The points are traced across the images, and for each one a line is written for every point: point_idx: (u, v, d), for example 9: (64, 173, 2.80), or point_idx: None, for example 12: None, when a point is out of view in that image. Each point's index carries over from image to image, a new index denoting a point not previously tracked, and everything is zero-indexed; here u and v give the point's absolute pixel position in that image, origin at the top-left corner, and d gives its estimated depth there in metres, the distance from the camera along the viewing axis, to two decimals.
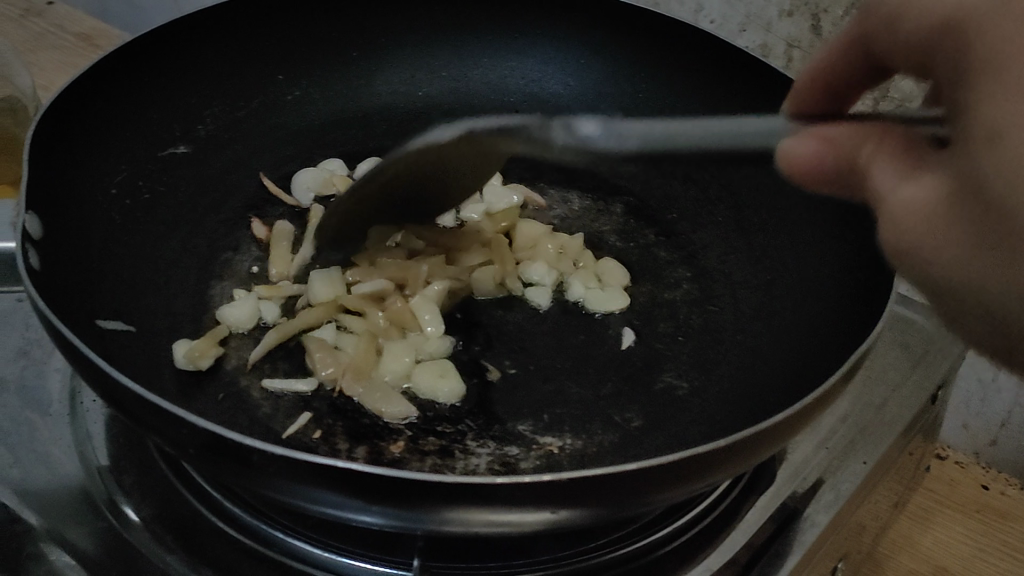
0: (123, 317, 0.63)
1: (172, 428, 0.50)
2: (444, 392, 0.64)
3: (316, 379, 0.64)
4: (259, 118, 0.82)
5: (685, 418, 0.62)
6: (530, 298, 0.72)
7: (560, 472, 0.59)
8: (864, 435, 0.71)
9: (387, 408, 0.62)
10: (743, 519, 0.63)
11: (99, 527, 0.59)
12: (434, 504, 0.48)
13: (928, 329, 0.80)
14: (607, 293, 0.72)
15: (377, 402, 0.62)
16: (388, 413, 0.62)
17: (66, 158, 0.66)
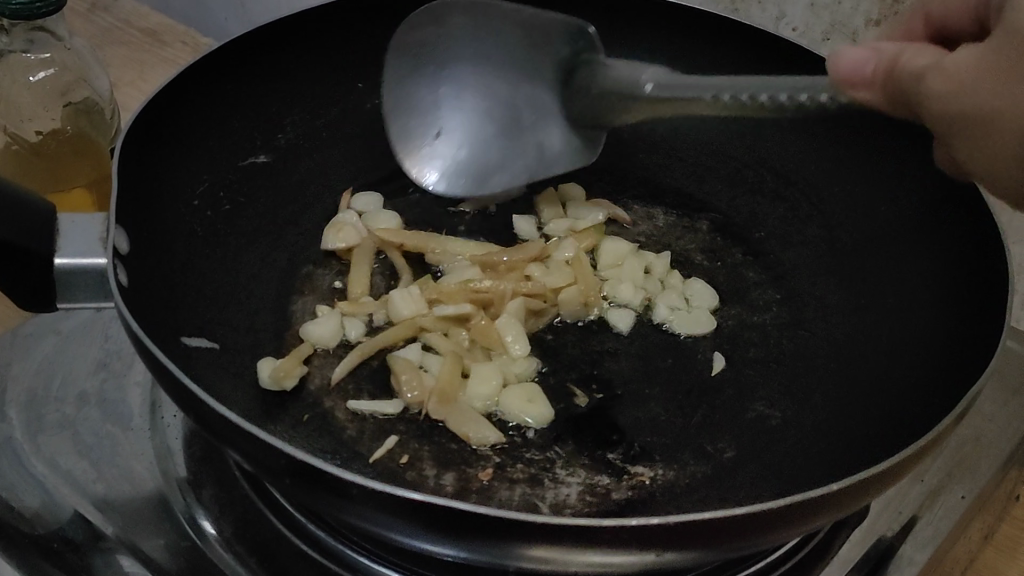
0: (207, 333, 0.63)
1: (265, 456, 0.49)
2: (532, 416, 0.63)
3: (403, 401, 0.63)
4: (337, 127, 0.81)
5: (780, 449, 0.61)
6: (614, 321, 0.71)
7: (653, 505, 0.57)
8: (960, 467, 0.69)
9: (477, 434, 0.61)
10: (837, 556, 0.62)
11: (182, 547, 0.58)
12: (534, 544, 0.47)
13: (1023, 356, 0.78)
14: (695, 315, 0.70)
15: (465, 426, 0.61)
16: (476, 439, 0.60)
17: (151, 169, 0.66)
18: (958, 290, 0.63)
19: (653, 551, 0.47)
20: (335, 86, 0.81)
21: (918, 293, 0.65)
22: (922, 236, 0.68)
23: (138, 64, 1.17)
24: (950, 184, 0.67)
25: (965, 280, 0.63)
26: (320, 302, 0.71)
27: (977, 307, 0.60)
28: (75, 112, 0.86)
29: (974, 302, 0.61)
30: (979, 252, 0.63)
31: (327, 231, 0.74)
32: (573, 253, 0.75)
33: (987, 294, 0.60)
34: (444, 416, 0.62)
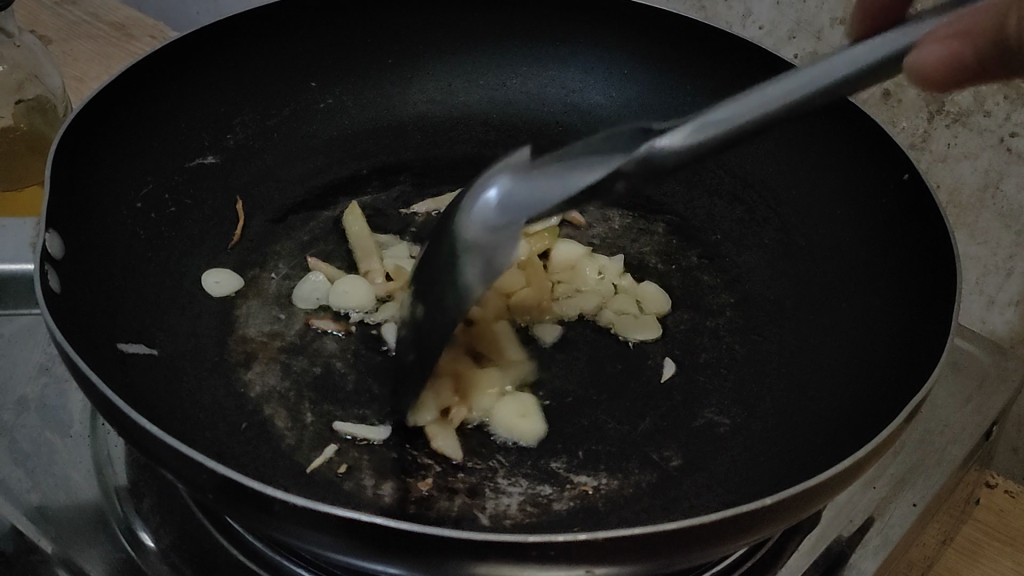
0: (145, 339, 0.62)
1: (189, 471, 0.48)
2: (523, 431, 0.61)
3: (388, 423, 0.61)
4: (290, 127, 0.81)
5: (726, 458, 0.60)
6: (542, 333, 0.69)
7: (594, 516, 0.56)
8: (914, 473, 0.68)
9: (447, 446, 0.60)
10: (786, 565, 0.60)
11: (116, 558, 0.57)
12: (463, 560, 0.46)
13: (981, 360, 0.77)
14: (641, 320, 0.70)
15: (436, 438, 0.60)
16: (447, 451, 0.59)
17: (89, 171, 0.64)
18: (909, 296, 0.62)
19: (584, 568, 0.46)
20: (286, 87, 0.81)
21: (868, 297, 0.65)
22: (877, 240, 0.68)
23: (103, 58, 1.14)
24: (904, 188, 0.67)
25: (917, 288, 0.62)
26: (264, 305, 0.69)
27: (928, 315, 0.59)
28: (29, 108, 0.83)
29: (925, 309, 0.60)
30: (929, 258, 0.62)
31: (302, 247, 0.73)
32: (525, 256, 0.75)
33: (936, 302, 0.59)
34: (436, 434, 0.60)
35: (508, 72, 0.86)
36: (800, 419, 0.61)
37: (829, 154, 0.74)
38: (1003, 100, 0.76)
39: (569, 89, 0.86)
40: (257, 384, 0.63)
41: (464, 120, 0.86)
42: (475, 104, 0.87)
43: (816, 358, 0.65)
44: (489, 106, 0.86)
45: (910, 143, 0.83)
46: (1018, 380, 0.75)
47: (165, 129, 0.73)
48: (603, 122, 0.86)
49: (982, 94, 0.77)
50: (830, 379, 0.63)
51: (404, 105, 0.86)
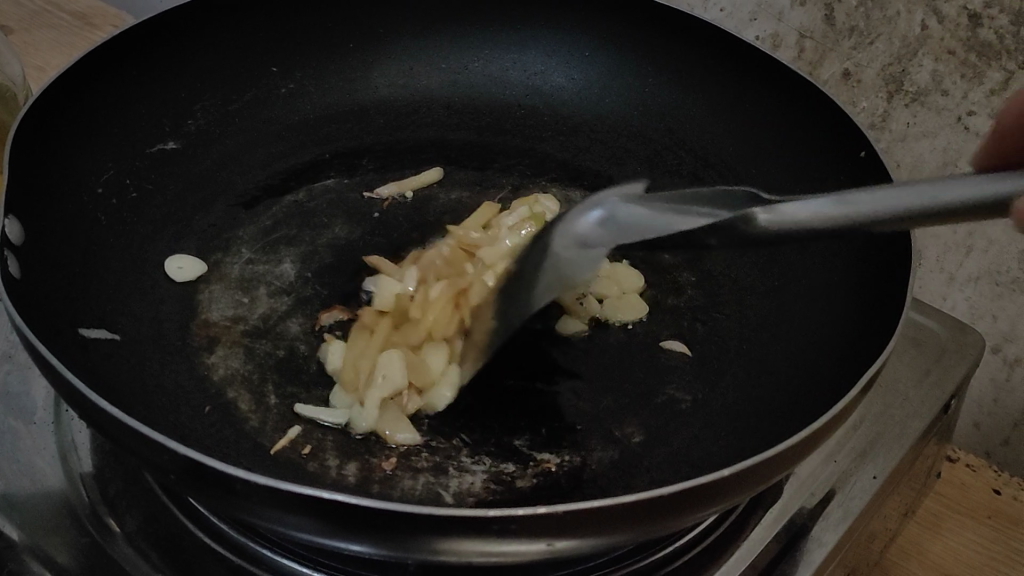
0: (107, 324, 0.62)
1: (153, 454, 0.48)
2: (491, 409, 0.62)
3: (340, 412, 0.61)
4: (252, 112, 0.81)
5: (688, 433, 0.60)
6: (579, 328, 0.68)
7: (558, 491, 0.57)
8: (875, 447, 0.69)
9: (402, 433, 0.59)
10: (749, 537, 0.61)
11: (82, 543, 0.57)
12: (426, 536, 0.46)
13: (939, 335, 0.78)
14: (628, 302, 0.70)
15: (399, 425, 0.60)
16: (402, 439, 0.59)
17: (48, 157, 0.64)
18: (866, 270, 0.63)
19: (545, 542, 0.47)
20: (248, 73, 0.81)
21: (826, 272, 0.66)
22: None
23: (66, 48, 1.13)
24: (861, 165, 0.67)
25: (874, 264, 0.63)
26: (228, 290, 0.69)
27: (884, 290, 0.60)
28: None
29: (883, 282, 0.61)
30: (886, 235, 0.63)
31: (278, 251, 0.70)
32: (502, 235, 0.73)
33: (892, 277, 0.60)
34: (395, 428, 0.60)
35: (470, 56, 0.87)
36: (759, 394, 0.62)
37: (790, 133, 0.75)
38: (960, 78, 0.77)
39: (531, 72, 0.87)
40: (220, 365, 0.63)
41: (426, 104, 0.86)
42: (436, 87, 0.87)
43: (777, 334, 0.66)
44: (451, 89, 0.87)
45: (870, 123, 0.84)
46: (974, 354, 0.77)
47: (126, 115, 0.73)
48: (565, 105, 0.86)
49: (939, 72, 0.78)
50: (789, 354, 0.63)
51: (366, 89, 0.86)
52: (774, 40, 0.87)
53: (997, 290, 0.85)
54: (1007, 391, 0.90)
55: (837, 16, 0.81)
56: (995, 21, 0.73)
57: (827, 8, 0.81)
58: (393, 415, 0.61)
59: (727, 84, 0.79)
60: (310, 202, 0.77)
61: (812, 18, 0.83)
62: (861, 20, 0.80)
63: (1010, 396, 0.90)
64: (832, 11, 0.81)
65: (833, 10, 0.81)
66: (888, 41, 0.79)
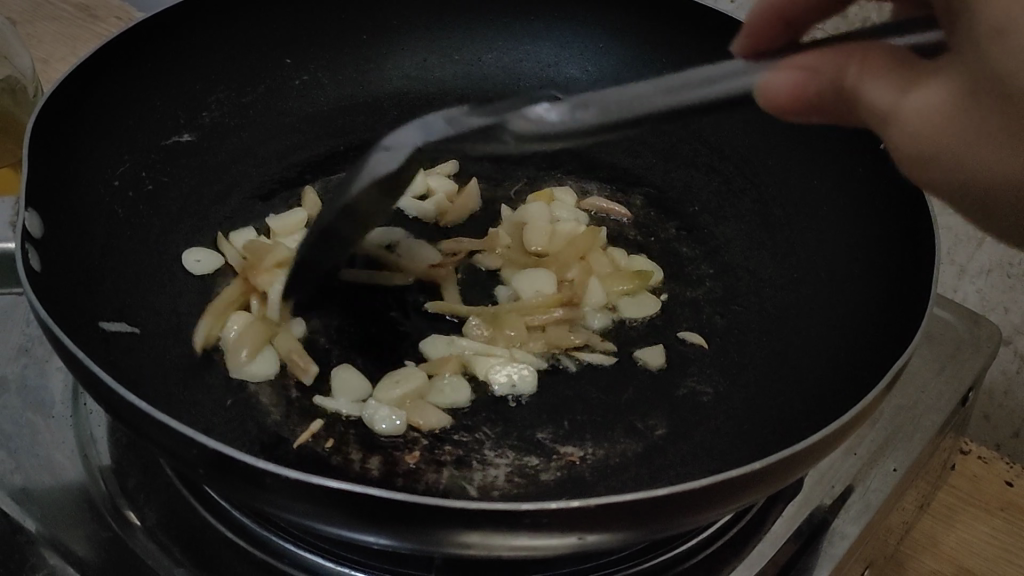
0: (127, 318, 0.61)
1: (180, 447, 0.48)
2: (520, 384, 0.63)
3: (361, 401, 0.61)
4: (265, 104, 0.81)
5: (710, 426, 0.60)
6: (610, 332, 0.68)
7: (582, 485, 0.57)
8: (893, 439, 0.69)
9: (425, 421, 0.60)
10: (770, 531, 0.61)
11: (103, 536, 0.57)
12: (454, 529, 0.46)
13: (955, 327, 0.78)
14: (640, 299, 0.70)
15: (424, 412, 0.60)
16: (426, 426, 0.59)
17: (65, 149, 0.64)
18: (887, 263, 0.63)
19: (576, 535, 0.47)
20: (261, 64, 0.81)
21: (847, 265, 0.66)
22: (854, 208, 0.68)
23: (71, 40, 1.12)
24: (881, 157, 0.67)
25: (897, 256, 0.63)
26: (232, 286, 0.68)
27: (906, 284, 0.60)
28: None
29: (906, 275, 0.61)
30: (906, 228, 0.63)
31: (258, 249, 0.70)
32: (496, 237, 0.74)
33: (915, 269, 0.60)
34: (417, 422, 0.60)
35: (484, 47, 0.86)
36: (780, 387, 0.62)
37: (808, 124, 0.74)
38: None
39: (545, 64, 0.86)
40: (241, 350, 0.62)
41: (440, 96, 0.86)
42: (450, 78, 0.86)
43: (797, 326, 0.66)
44: (464, 80, 0.86)
45: None
46: (990, 347, 0.77)
47: (141, 107, 0.72)
48: (579, 97, 0.86)
49: None
50: (811, 347, 0.63)
51: (379, 81, 0.85)
52: None
53: (1010, 281, 0.85)
54: (1018, 383, 0.90)
55: None
56: None
57: None
58: (414, 406, 0.61)
59: None
60: (326, 194, 0.77)
61: None
62: None
63: (1021, 387, 0.90)
64: None
65: None
66: None
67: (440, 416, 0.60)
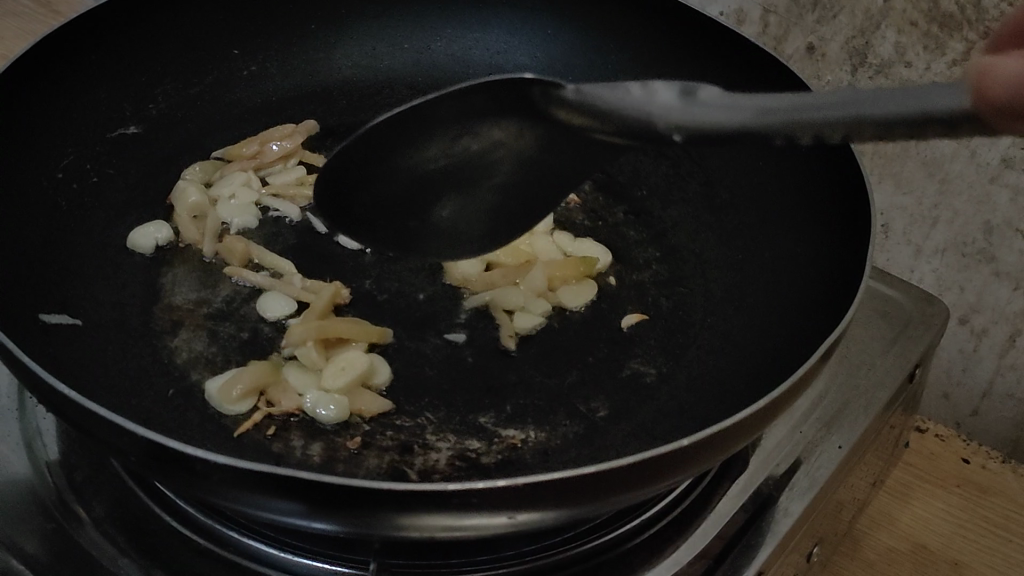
0: (69, 310, 0.62)
1: (114, 436, 0.48)
2: (461, 367, 0.63)
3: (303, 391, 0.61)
4: (214, 95, 0.81)
5: (652, 407, 0.61)
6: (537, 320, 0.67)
7: (523, 467, 0.57)
8: (840, 417, 0.69)
9: (364, 408, 0.60)
10: (714, 510, 0.61)
11: (45, 527, 0.57)
12: (384, 511, 0.46)
13: (905, 305, 0.79)
14: (579, 284, 0.70)
15: (364, 398, 0.60)
16: (366, 412, 0.59)
17: (5, 143, 0.64)
18: (829, 244, 0.64)
19: (507, 515, 0.47)
20: (210, 56, 0.81)
21: (790, 247, 0.67)
22: (803, 186, 0.69)
23: (28, 34, 1.11)
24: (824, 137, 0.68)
25: (837, 237, 0.63)
26: (184, 299, 0.66)
27: (846, 264, 0.60)
28: None
29: (845, 255, 0.61)
30: (845, 209, 0.63)
31: (196, 277, 0.68)
32: None
33: (853, 247, 0.61)
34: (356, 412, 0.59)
35: (434, 36, 0.86)
36: (721, 371, 0.63)
37: None
38: (922, 50, 0.76)
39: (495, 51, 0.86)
40: (235, 385, 0.58)
41: (390, 85, 0.86)
42: (401, 68, 0.86)
43: (741, 307, 0.66)
44: (415, 69, 0.86)
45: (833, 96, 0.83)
46: (939, 324, 0.77)
47: (85, 100, 0.72)
48: None
49: (902, 44, 0.76)
50: (754, 328, 0.64)
51: (329, 72, 0.85)
52: (738, 16, 0.85)
53: (963, 260, 0.86)
54: (974, 361, 0.91)
55: None
56: None
57: None
58: (355, 393, 0.60)
59: (692, 60, 0.79)
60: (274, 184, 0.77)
61: None
62: None
63: (977, 365, 0.91)
64: None
65: None
66: (849, 14, 0.78)
67: (381, 401, 0.60)
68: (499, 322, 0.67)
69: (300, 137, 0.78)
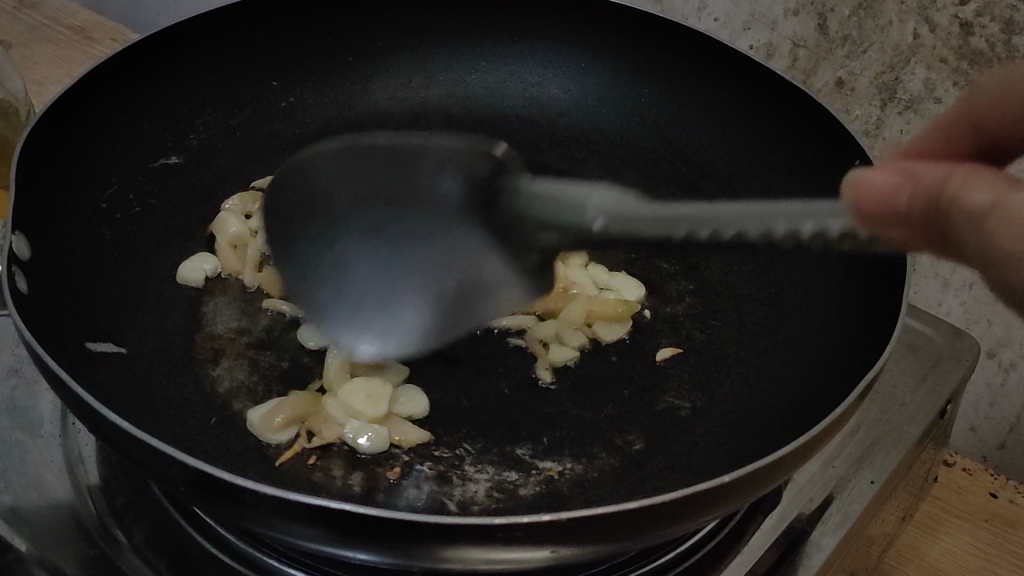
0: (114, 338, 0.63)
1: (162, 466, 0.48)
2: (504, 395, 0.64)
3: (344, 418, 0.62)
4: (252, 125, 0.82)
5: (688, 440, 0.61)
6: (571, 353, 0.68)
7: (560, 499, 0.58)
8: (872, 451, 0.69)
9: (404, 433, 0.61)
10: (748, 543, 0.61)
11: (88, 553, 0.57)
12: (428, 543, 0.47)
13: (934, 340, 0.79)
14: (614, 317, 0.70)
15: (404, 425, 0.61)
16: (406, 439, 0.60)
17: (53, 175, 0.66)
18: (862, 283, 0.64)
19: (549, 549, 0.48)
20: (249, 88, 0.82)
21: (824, 282, 0.67)
22: None
23: (65, 61, 1.13)
24: (857, 173, 0.68)
25: (869, 274, 0.64)
26: (227, 329, 0.67)
27: (881, 302, 0.61)
28: None
29: (880, 292, 0.62)
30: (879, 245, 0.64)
31: (237, 307, 0.69)
32: None
33: (888, 284, 0.61)
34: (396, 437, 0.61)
35: (468, 67, 0.88)
36: (756, 406, 0.63)
37: (790, 141, 0.75)
38: (953, 87, 0.76)
39: (528, 83, 0.88)
40: (276, 414, 0.60)
41: (425, 116, 0.87)
42: (434, 99, 0.88)
43: (775, 342, 0.67)
44: (448, 100, 0.88)
45: (864, 131, 0.83)
46: (969, 360, 0.77)
47: (127, 130, 0.74)
48: (560, 116, 0.87)
49: (932, 80, 0.77)
50: (790, 363, 0.65)
51: (365, 102, 0.87)
52: (768, 50, 0.86)
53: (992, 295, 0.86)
54: (1002, 394, 0.91)
55: (830, 25, 0.80)
56: (987, 30, 0.72)
57: (821, 19, 0.81)
58: (395, 420, 0.62)
59: (723, 95, 0.80)
60: None
61: (805, 28, 0.82)
62: (854, 29, 0.79)
63: (1005, 399, 0.91)
64: (826, 21, 0.81)
65: (826, 19, 0.80)
66: (880, 50, 0.79)
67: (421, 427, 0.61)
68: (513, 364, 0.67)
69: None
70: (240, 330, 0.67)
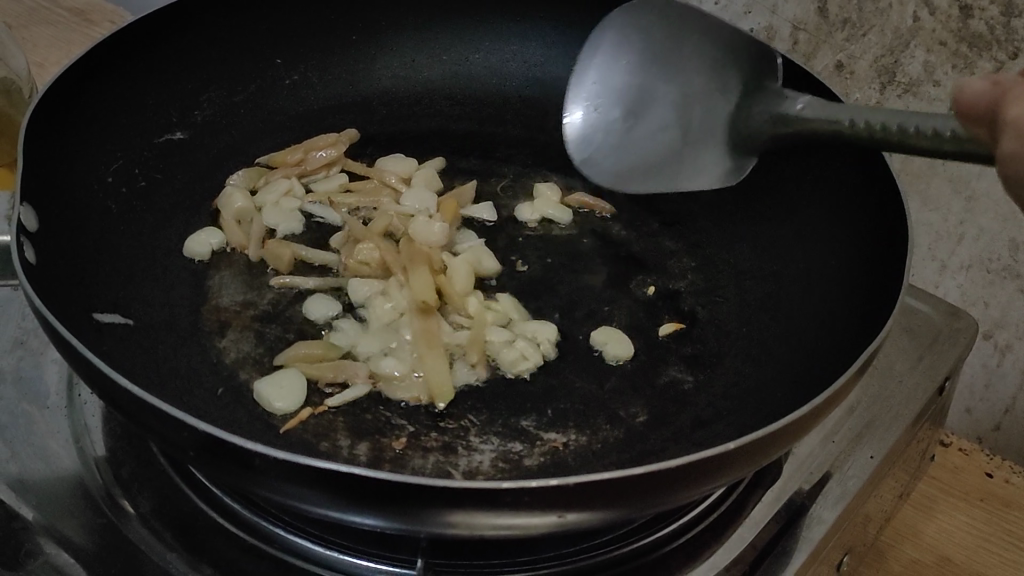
0: (121, 310, 0.63)
1: (173, 431, 0.49)
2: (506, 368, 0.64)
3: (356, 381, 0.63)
4: (255, 104, 0.82)
5: (691, 413, 0.62)
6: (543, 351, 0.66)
7: (564, 469, 0.58)
8: (870, 428, 0.70)
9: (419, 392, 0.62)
10: (749, 516, 0.62)
11: (95, 522, 0.58)
12: (437, 507, 0.47)
13: (932, 319, 0.80)
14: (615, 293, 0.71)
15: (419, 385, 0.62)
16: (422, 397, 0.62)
17: (59, 148, 0.66)
18: (863, 259, 0.65)
19: (556, 514, 0.48)
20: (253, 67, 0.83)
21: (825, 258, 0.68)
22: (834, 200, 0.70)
23: (66, 42, 1.13)
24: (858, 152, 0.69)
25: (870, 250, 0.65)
26: (234, 301, 0.67)
27: (881, 277, 0.62)
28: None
29: (881, 267, 0.62)
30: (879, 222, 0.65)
31: (242, 281, 0.69)
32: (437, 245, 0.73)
33: (888, 260, 0.62)
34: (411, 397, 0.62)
35: (471, 47, 0.88)
36: (757, 380, 0.64)
37: None
38: (952, 69, 0.77)
39: (530, 63, 0.88)
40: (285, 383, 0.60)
41: (428, 96, 0.88)
42: (436, 79, 0.88)
43: (776, 318, 0.68)
44: (450, 80, 0.88)
45: None
46: (967, 339, 0.78)
47: (133, 105, 0.74)
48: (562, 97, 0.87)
49: (931, 63, 0.78)
50: (792, 338, 0.65)
51: (367, 82, 0.87)
52: (769, 32, 0.86)
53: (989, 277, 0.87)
54: (998, 376, 0.92)
55: (831, 8, 0.81)
56: (986, 12, 0.73)
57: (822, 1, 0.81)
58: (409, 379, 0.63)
59: None
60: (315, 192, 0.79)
61: (806, 11, 0.83)
62: (854, 11, 0.80)
63: (1000, 381, 0.92)
64: (826, 3, 0.81)
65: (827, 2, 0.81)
66: (880, 33, 0.79)
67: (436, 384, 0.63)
68: (466, 352, 0.65)
69: (342, 146, 0.80)
70: (245, 303, 0.68)
